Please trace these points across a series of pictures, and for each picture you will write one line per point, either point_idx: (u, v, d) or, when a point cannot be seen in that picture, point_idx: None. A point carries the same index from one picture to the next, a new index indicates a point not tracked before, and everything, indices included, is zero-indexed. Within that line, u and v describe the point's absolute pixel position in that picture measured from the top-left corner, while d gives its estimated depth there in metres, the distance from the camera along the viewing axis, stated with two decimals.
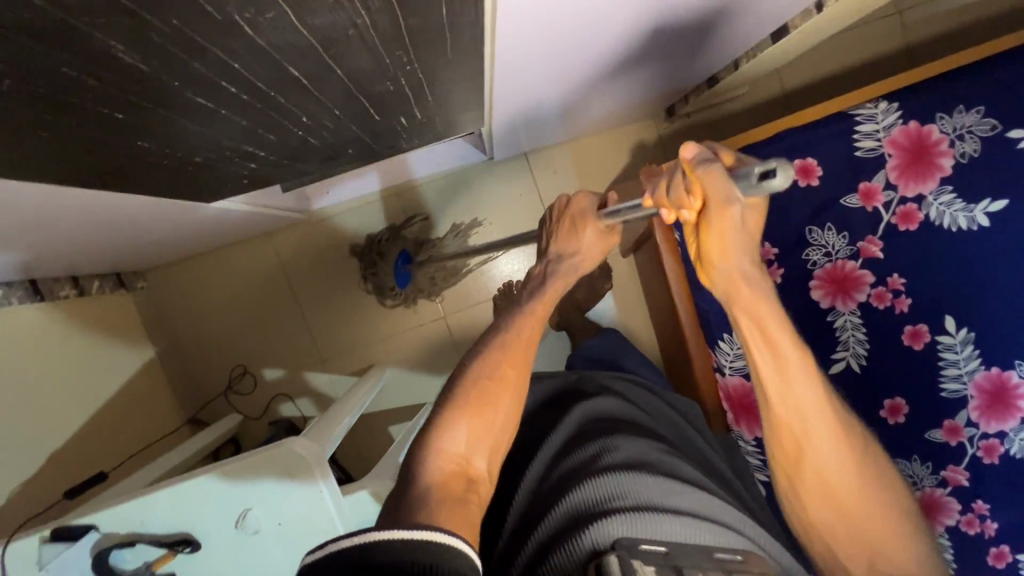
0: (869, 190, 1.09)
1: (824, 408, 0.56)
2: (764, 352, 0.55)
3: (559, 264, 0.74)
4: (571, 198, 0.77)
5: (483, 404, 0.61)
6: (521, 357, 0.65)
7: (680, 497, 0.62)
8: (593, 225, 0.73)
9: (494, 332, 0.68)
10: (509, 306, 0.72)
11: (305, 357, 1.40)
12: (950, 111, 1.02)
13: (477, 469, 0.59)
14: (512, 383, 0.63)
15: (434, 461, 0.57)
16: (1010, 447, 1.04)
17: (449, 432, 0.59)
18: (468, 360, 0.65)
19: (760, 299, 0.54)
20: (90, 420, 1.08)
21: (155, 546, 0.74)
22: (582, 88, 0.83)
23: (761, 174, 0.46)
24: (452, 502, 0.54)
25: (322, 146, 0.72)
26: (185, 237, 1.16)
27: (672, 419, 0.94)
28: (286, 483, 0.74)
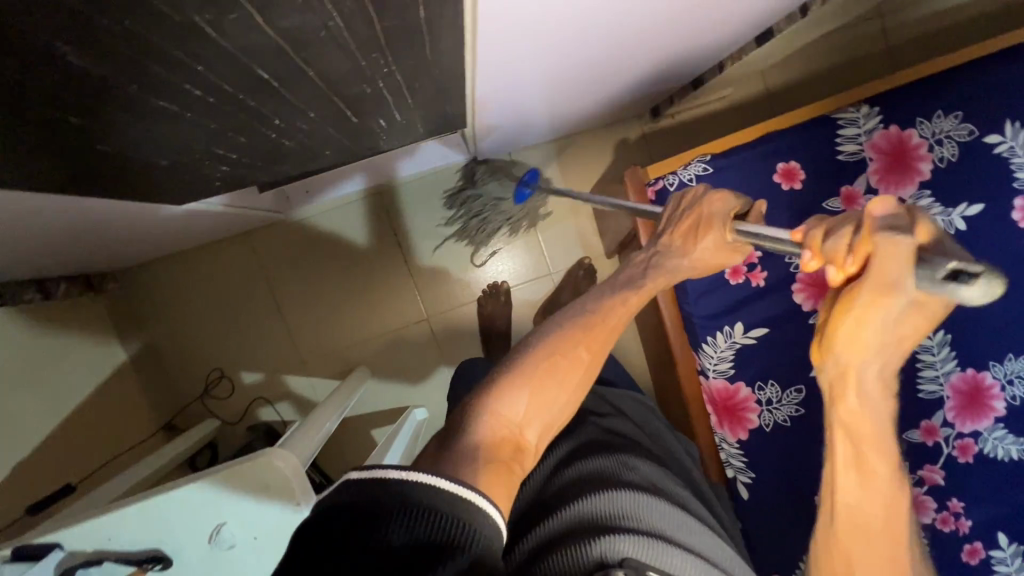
0: (851, 195, 1.06)
1: (893, 529, 0.52)
2: (846, 460, 0.50)
3: (663, 260, 0.67)
4: (708, 194, 0.67)
5: (553, 378, 0.56)
6: (601, 341, 0.60)
7: (689, 534, 0.61)
8: (717, 235, 0.64)
9: (584, 307, 0.63)
10: (605, 283, 0.66)
11: (284, 360, 1.37)
12: (929, 116, 1.03)
13: (527, 443, 0.55)
14: (585, 365, 0.58)
15: (487, 420, 0.53)
16: (983, 447, 1.08)
17: (513, 396, 0.55)
18: (543, 329, 0.60)
19: (877, 417, 0.47)
20: (58, 429, 1.04)
21: (122, 564, 0.71)
22: (568, 88, 0.81)
23: (944, 274, 0.34)
24: (498, 464, 0.50)
25: (297, 148, 0.69)
26: (157, 238, 1.12)
27: (665, 437, 0.97)
28: (262, 496, 0.72)
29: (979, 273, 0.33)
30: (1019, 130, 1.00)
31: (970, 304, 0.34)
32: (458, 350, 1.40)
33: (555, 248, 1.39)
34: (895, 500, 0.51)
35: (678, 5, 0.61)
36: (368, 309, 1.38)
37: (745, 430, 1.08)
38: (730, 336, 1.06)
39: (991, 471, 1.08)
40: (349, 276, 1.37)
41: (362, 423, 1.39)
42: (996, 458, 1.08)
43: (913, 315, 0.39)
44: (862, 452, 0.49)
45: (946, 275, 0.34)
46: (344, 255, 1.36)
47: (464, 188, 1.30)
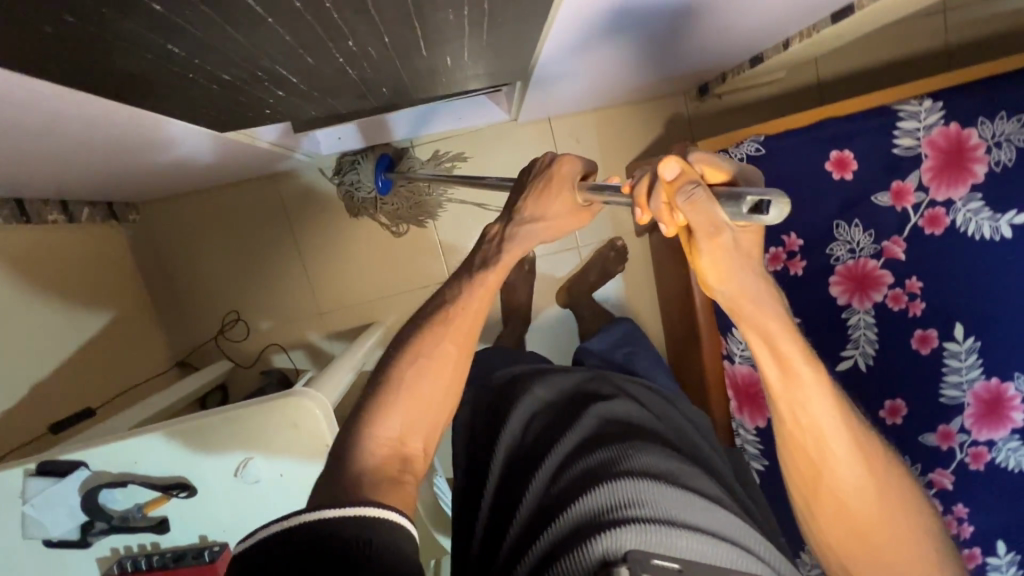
0: (901, 190, 1.05)
1: (836, 419, 0.52)
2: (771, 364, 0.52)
3: (519, 227, 0.67)
4: (558, 157, 0.67)
5: (421, 384, 0.59)
6: (466, 333, 0.62)
7: (697, 512, 0.63)
8: (570, 197, 0.66)
9: (444, 302, 0.64)
10: (463, 271, 0.68)
11: (303, 310, 1.35)
12: (992, 116, 0.99)
13: (413, 450, 0.58)
14: (456, 356, 0.61)
15: (367, 447, 0.55)
16: (996, 456, 1.09)
17: (384, 418, 0.57)
18: (407, 337, 0.62)
19: (775, 319, 0.50)
20: (75, 354, 1.03)
21: (147, 489, 0.70)
22: (644, 39, 0.74)
23: (749, 211, 0.40)
24: (393, 486, 0.53)
25: (357, 80, 0.66)
26: (187, 170, 1.09)
27: (680, 424, 0.94)
28: (292, 435, 0.71)
29: (770, 201, 0.39)
30: None
31: (775, 224, 0.39)
32: None
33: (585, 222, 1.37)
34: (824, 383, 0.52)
35: None
36: (389, 264, 1.36)
37: (764, 419, 1.07)
38: None
39: (1000, 479, 1.10)
40: (372, 228, 1.35)
41: None
42: (1006, 468, 1.09)
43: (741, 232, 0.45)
44: (777, 351, 0.51)
45: (750, 211, 0.40)
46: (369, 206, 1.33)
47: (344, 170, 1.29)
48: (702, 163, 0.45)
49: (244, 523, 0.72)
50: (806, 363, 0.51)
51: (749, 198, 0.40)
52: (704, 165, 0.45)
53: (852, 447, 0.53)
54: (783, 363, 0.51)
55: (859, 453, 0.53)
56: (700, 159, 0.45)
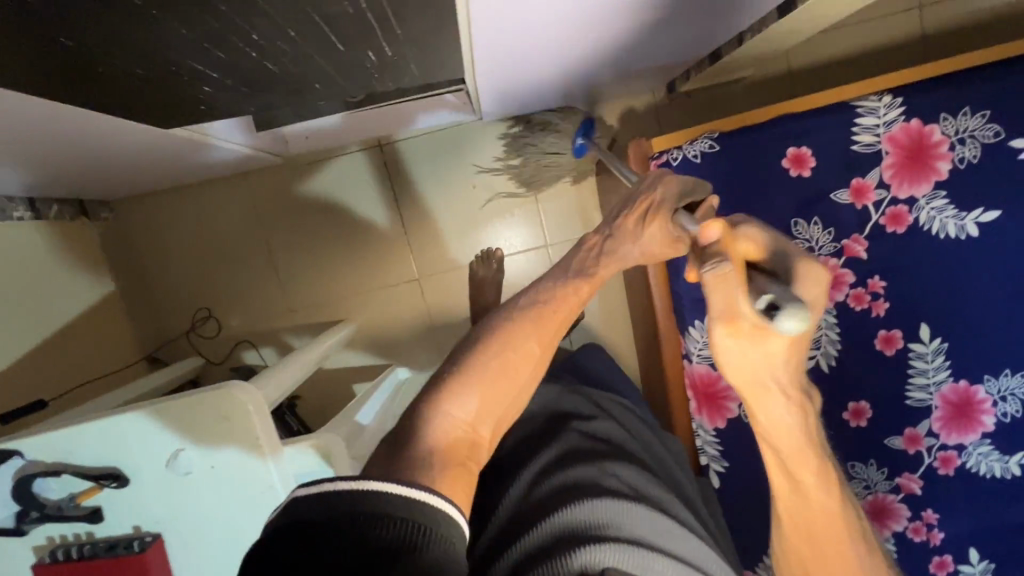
0: (862, 187, 1.01)
1: (834, 517, 0.55)
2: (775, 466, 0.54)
3: (618, 244, 0.64)
4: (660, 176, 0.65)
5: (505, 376, 0.55)
6: (550, 335, 0.59)
7: (669, 538, 0.65)
8: (661, 223, 0.62)
9: (533, 300, 0.60)
10: (553, 269, 0.64)
11: (274, 308, 1.37)
12: (955, 112, 0.98)
13: (482, 438, 0.54)
14: (536, 358, 0.58)
15: (438, 422, 0.52)
16: (965, 460, 1.08)
17: (459, 396, 0.53)
18: (493, 322, 0.58)
19: (788, 429, 0.51)
20: (40, 348, 1.04)
21: (80, 478, 0.71)
22: (581, 28, 0.72)
23: (763, 309, 0.41)
24: (455, 469, 0.50)
25: (284, 77, 0.67)
26: (150, 168, 1.11)
27: (651, 443, 0.95)
28: (223, 426, 0.72)
29: (782, 308, 0.39)
30: None
31: (788, 331, 0.40)
32: (446, 315, 1.40)
33: (554, 223, 1.38)
34: (832, 495, 0.54)
35: None
36: (359, 264, 1.37)
37: (724, 419, 1.06)
38: None
39: (967, 481, 1.09)
40: (341, 225, 1.36)
41: (346, 376, 1.40)
42: (976, 471, 1.09)
43: (759, 331, 0.44)
44: (785, 459, 0.52)
45: (768, 307, 0.41)
46: (338, 207, 1.35)
47: (523, 135, 1.31)
48: (751, 239, 0.45)
49: (177, 514, 0.73)
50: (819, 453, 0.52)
51: (767, 295, 0.41)
52: (751, 242, 0.45)
53: (841, 533, 0.56)
54: (790, 469, 0.53)
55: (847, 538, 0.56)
56: (745, 238, 0.45)
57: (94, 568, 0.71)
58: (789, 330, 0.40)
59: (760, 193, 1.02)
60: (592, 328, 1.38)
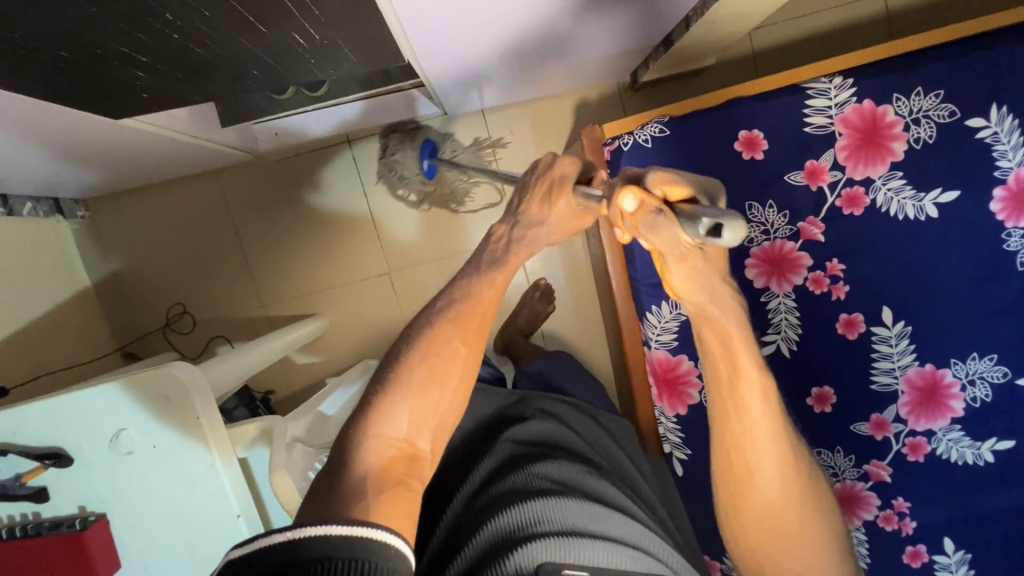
0: (815, 169, 1.00)
1: (771, 417, 0.55)
2: (724, 364, 0.53)
3: (525, 230, 0.63)
4: (557, 156, 0.63)
5: (435, 380, 0.57)
6: (475, 329, 0.60)
7: (604, 523, 0.63)
8: (570, 197, 0.62)
9: (451, 300, 0.61)
10: (466, 270, 0.64)
11: (246, 302, 1.39)
12: (908, 93, 0.98)
13: (421, 451, 0.56)
14: (465, 357, 0.59)
15: (371, 447, 0.54)
16: (934, 446, 1.06)
17: (390, 414, 0.55)
18: (415, 330, 0.59)
19: (732, 324, 0.51)
20: (13, 337, 1.07)
21: (25, 458, 0.72)
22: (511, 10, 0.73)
23: (706, 233, 0.40)
24: (395, 488, 0.52)
25: (217, 62, 0.69)
26: (119, 165, 1.13)
27: (606, 445, 0.92)
28: (163, 407, 0.73)
29: (721, 223, 0.38)
30: (1004, 116, 0.97)
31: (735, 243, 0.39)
32: (416, 308, 1.41)
33: None
34: (767, 390, 0.55)
35: None
36: (329, 259, 1.39)
37: (684, 406, 1.06)
38: (675, 306, 1.03)
39: (939, 470, 1.07)
40: (312, 219, 1.37)
41: (318, 369, 1.41)
42: (946, 458, 1.07)
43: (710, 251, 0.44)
44: (732, 352, 0.52)
45: (708, 231, 0.39)
46: (307, 202, 1.37)
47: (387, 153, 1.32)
48: (663, 181, 0.44)
49: (121, 495, 0.75)
50: (752, 368, 0.53)
51: (704, 219, 0.39)
52: (664, 185, 0.44)
53: (778, 428, 0.56)
54: (735, 367, 0.53)
55: (789, 465, 0.58)
56: (658, 181, 0.44)
57: (39, 546, 0.73)
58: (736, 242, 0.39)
59: (712, 178, 1.02)
60: (561, 321, 1.38)
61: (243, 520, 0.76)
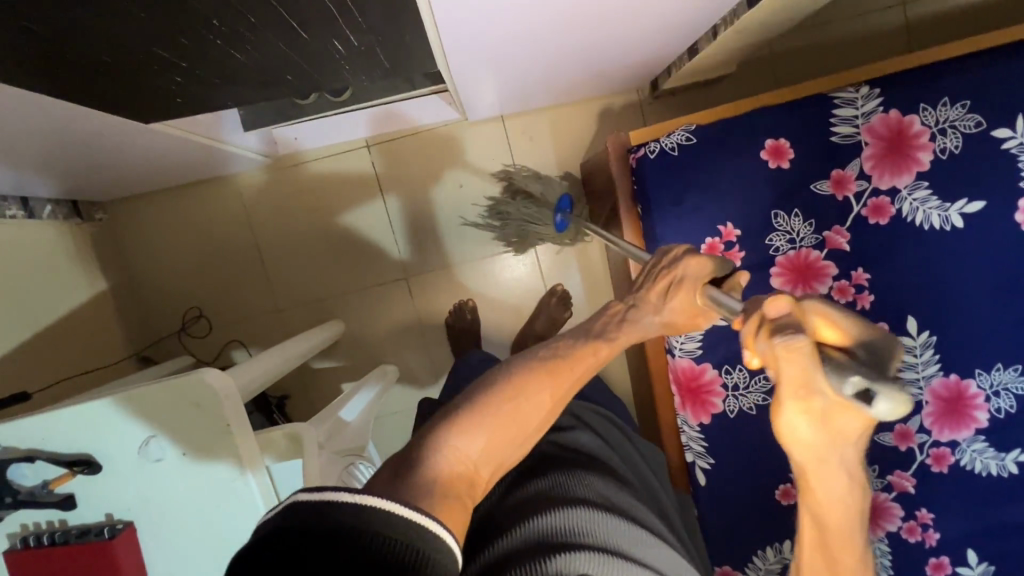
0: (841, 178, 1.01)
1: None
2: (812, 538, 0.55)
3: (636, 316, 0.61)
4: (690, 253, 0.60)
5: (515, 423, 0.55)
6: (565, 386, 0.58)
7: (643, 550, 0.62)
8: (689, 297, 0.58)
9: (555, 348, 0.60)
10: (575, 326, 0.63)
11: (263, 306, 1.39)
12: (934, 103, 0.97)
13: (481, 478, 0.54)
14: (548, 410, 0.57)
15: (442, 458, 0.52)
16: (959, 457, 1.05)
17: (470, 433, 0.53)
18: (514, 362, 0.59)
19: (840, 517, 0.52)
20: (31, 341, 1.06)
21: (53, 464, 0.72)
22: (549, 16, 0.72)
23: (854, 395, 0.38)
24: (451, 497, 0.50)
25: (253, 68, 0.69)
26: (140, 170, 1.13)
27: (636, 463, 0.93)
28: (194, 414, 0.72)
29: (878, 394, 0.36)
30: None
31: (885, 418, 0.37)
32: (434, 313, 1.41)
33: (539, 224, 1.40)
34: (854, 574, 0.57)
35: None
36: (347, 264, 1.39)
37: (708, 414, 1.05)
38: None
39: (963, 482, 1.06)
40: (330, 224, 1.37)
41: (334, 374, 1.40)
42: (970, 469, 1.06)
43: (841, 407, 0.41)
44: (826, 539, 0.54)
45: (857, 395, 0.37)
46: (326, 206, 1.37)
47: (507, 202, 1.31)
48: (820, 314, 0.41)
49: (149, 503, 0.74)
50: (848, 556, 0.55)
51: (855, 380, 0.37)
52: (820, 318, 0.41)
53: None
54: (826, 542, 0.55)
55: None
56: (816, 312, 0.41)
57: (65, 554, 0.72)
58: (886, 416, 0.37)
59: (737, 187, 1.02)
60: None
61: None
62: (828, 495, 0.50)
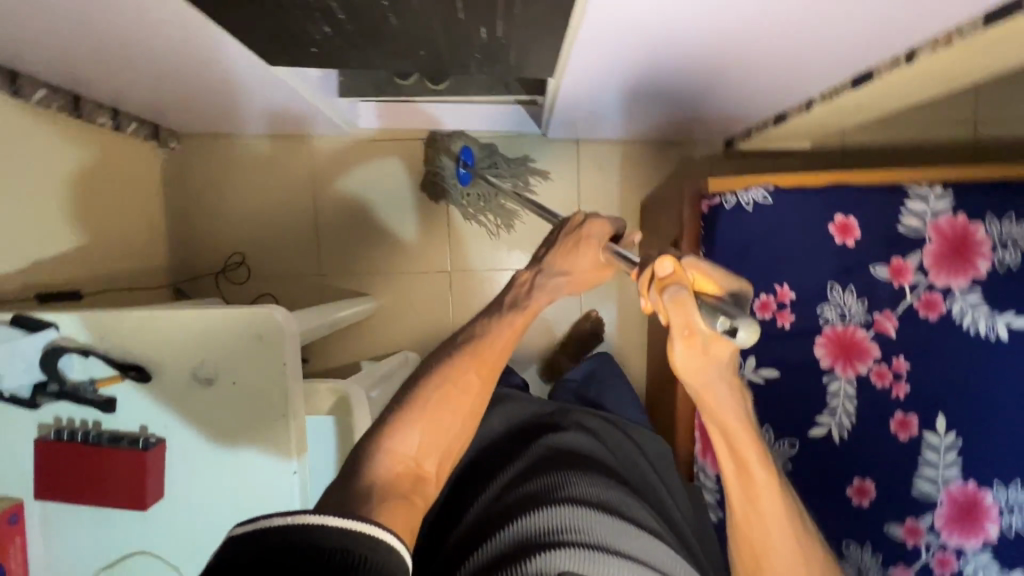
0: (900, 268, 1.04)
1: (785, 530, 0.54)
2: (729, 465, 0.53)
3: (548, 279, 0.67)
4: (588, 217, 0.68)
5: (445, 408, 0.60)
6: (490, 364, 0.63)
7: (632, 542, 0.60)
8: (595, 253, 0.65)
9: (471, 335, 0.65)
10: (491, 306, 0.68)
11: (305, 266, 1.40)
12: (1000, 216, 1.02)
13: (426, 472, 0.58)
14: (478, 388, 0.62)
15: (382, 461, 0.56)
16: (964, 566, 1.04)
17: (404, 433, 0.58)
18: (432, 361, 0.63)
19: (741, 427, 0.52)
20: (83, 248, 1.07)
21: (105, 364, 0.72)
22: (674, 54, 0.76)
23: (721, 330, 0.44)
24: (399, 499, 0.54)
25: (398, 37, 0.73)
26: (230, 111, 1.17)
27: (640, 464, 0.87)
28: (254, 347, 0.73)
29: (740, 324, 0.43)
30: None
31: (746, 344, 0.43)
32: (468, 311, 1.42)
33: None
34: (784, 497, 0.54)
35: (768, 34, 0.68)
36: (397, 244, 1.41)
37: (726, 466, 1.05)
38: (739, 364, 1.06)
39: None
40: (390, 203, 1.40)
41: (357, 348, 1.41)
42: None
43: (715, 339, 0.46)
44: (742, 459, 0.52)
45: (724, 331, 0.44)
46: (389, 185, 1.39)
47: (432, 169, 1.34)
48: (695, 267, 0.48)
49: (186, 424, 0.74)
50: (763, 474, 0.53)
51: (724, 317, 0.44)
52: (694, 270, 0.48)
53: (797, 543, 0.54)
54: (742, 464, 0.53)
55: None
56: (691, 265, 0.48)
57: (92, 455, 0.72)
58: (747, 343, 0.44)
59: (799, 253, 1.06)
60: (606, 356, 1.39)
61: (297, 474, 0.74)
62: (724, 407, 0.51)
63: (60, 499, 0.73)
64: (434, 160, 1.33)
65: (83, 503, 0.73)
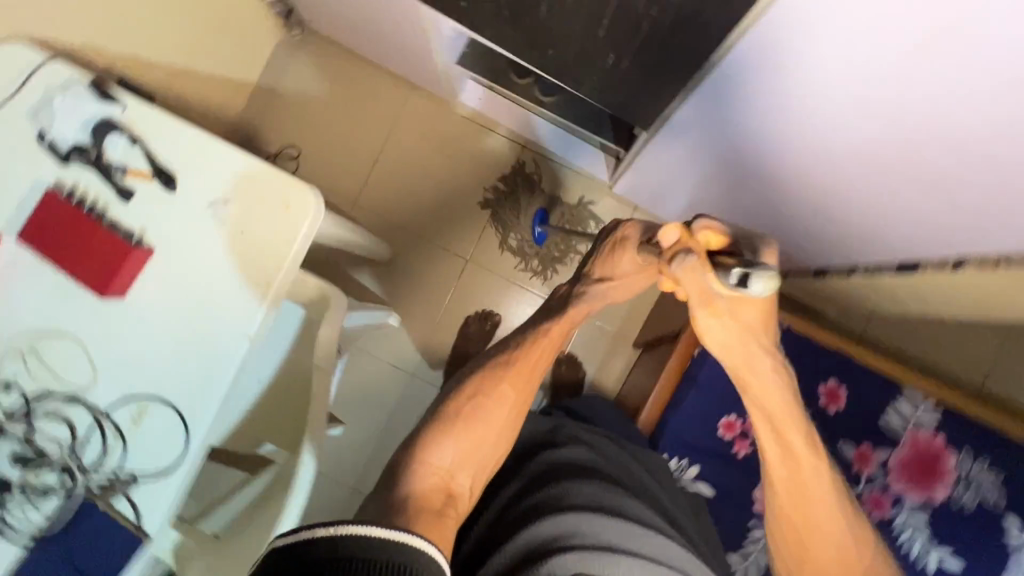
0: (866, 456, 1.07)
1: (820, 478, 0.68)
2: (768, 436, 0.67)
3: (588, 287, 0.77)
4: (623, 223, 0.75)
5: (474, 423, 0.74)
6: (522, 381, 0.77)
7: (637, 542, 0.66)
8: (632, 257, 0.72)
9: (504, 352, 0.79)
10: (522, 329, 0.81)
11: (345, 191, 1.45)
12: (972, 457, 1.05)
13: (457, 486, 0.71)
14: (511, 401, 0.76)
15: (420, 475, 0.70)
16: None
17: (439, 450, 0.72)
18: (462, 384, 0.77)
19: (770, 401, 0.66)
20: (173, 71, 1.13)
21: (146, 159, 0.76)
22: (763, 154, 0.82)
23: (736, 282, 0.51)
24: (431, 511, 0.66)
25: (539, 27, 0.79)
26: (360, 29, 1.25)
27: (636, 471, 0.87)
28: (277, 210, 0.76)
29: (752, 275, 0.50)
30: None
31: (761, 293, 0.50)
32: (463, 303, 1.44)
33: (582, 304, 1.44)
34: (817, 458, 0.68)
35: (856, 171, 0.72)
36: (434, 214, 1.45)
37: None
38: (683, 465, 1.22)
39: None
40: (447, 177, 1.45)
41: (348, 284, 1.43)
42: None
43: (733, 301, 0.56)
44: (778, 427, 0.67)
45: (739, 282, 0.51)
46: (455, 162, 1.45)
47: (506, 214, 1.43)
48: (710, 227, 0.55)
49: (179, 246, 0.76)
50: (798, 440, 0.67)
51: (735, 271, 0.51)
52: (707, 230, 0.55)
53: (830, 490, 0.68)
54: (780, 436, 0.67)
55: (840, 524, 0.69)
56: (703, 227, 0.55)
57: (90, 229, 0.75)
58: (761, 292, 0.51)
59: None
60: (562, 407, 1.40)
61: (248, 342, 0.76)
62: (761, 381, 0.65)
63: (37, 251, 0.75)
64: (514, 209, 1.43)
65: (52, 267, 0.75)
